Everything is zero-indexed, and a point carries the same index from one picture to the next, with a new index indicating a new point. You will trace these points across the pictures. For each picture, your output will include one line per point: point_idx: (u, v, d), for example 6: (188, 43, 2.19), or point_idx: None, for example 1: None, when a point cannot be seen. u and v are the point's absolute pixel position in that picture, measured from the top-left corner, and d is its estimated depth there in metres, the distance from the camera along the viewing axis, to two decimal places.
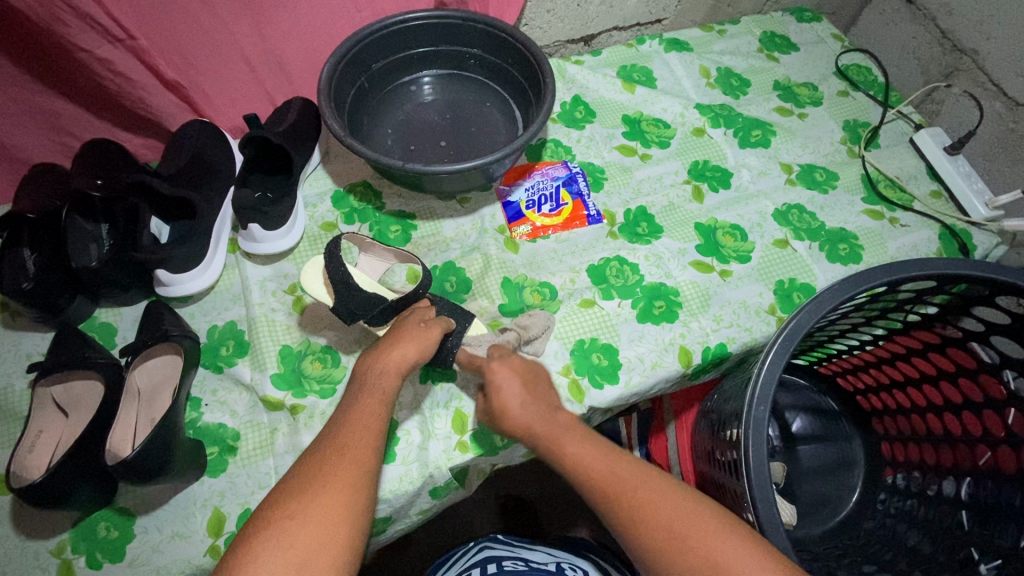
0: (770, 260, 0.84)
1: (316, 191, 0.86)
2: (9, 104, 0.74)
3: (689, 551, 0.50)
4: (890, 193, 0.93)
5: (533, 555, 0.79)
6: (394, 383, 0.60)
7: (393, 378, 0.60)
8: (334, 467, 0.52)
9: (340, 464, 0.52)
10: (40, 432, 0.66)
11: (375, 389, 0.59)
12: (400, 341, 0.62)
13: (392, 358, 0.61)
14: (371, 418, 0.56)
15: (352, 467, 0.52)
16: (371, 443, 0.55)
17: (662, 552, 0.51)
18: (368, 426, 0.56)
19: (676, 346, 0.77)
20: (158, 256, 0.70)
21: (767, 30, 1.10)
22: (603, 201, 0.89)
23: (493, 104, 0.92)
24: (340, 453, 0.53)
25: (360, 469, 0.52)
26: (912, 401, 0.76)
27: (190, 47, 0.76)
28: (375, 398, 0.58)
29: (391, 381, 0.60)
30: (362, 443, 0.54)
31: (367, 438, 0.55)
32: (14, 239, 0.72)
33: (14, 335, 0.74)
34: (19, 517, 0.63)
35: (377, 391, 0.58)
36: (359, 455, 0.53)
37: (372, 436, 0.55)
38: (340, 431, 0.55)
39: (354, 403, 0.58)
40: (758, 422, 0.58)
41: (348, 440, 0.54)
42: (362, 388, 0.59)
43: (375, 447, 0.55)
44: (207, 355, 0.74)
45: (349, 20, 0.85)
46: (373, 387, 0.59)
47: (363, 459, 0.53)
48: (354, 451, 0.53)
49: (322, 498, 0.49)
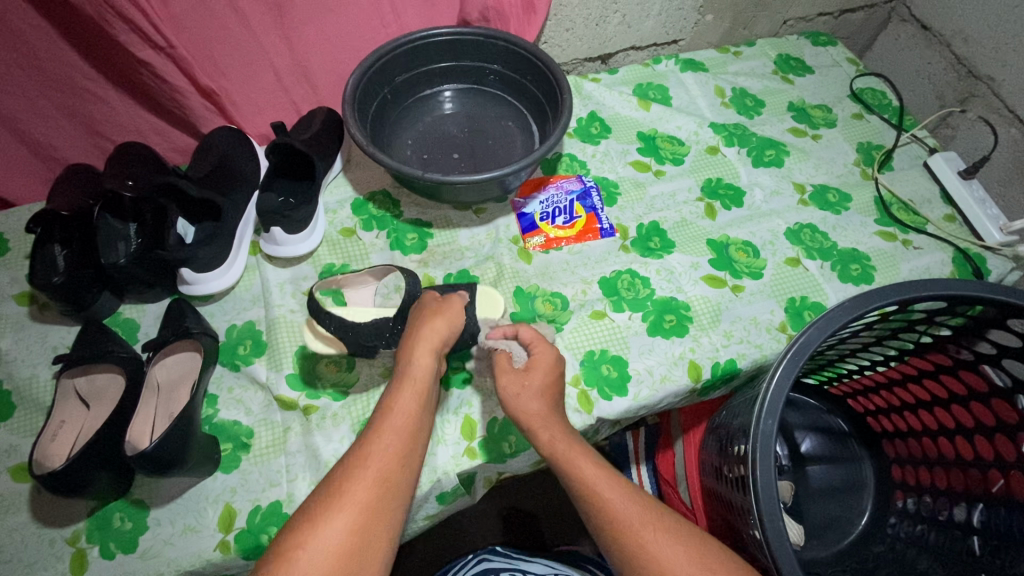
0: (782, 278, 0.85)
1: (337, 198, 0.88)
2: (49, 105, 0.78)
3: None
4: (904, 215, 0.93)
5: (531, 566, 0.78)
6: (430, 367, 0.62)
7: (427, 363, 0.61)
8: (356, 488, 0.52)
9: (365, 475, 0.53)
10: (62, 422, 0.68)
11: (412, 385, 0.60)
12: (431, 324, 0.63)
13: (428, 341, 0.62)
14: (401, 430, 0.57)
15: (377, 480, 0.53)
16: (400, 452, 0.55)
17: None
18: (401, 428, 0.57)
19: (686, 360, 0.77)
20: (184, 254, 0.72)
21: (782, 53, 1.12)
22: (617, 215, 0.90)
23: (511, 118, 0.95)
24: (367, 461, 0.54)
25: (387, 483, 0.53)
26: (923, 423, 0.76)
27: (222, 57, 0.79)
28: (411, 390, 0.59)
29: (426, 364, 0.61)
30: (390, 451, 0.55)
31: (395, 443, 0.55)
32: (47, 234, 0.75)
33: (42, 327, 0.77)
34: (37, 505, 0.65)
35: (414, 388, 0.60)
36: (387, 467, 0.54)
37: (401, 441, 0.56)
38: (364, 446, 0.55)
39: (387, 400, 0.59)
40: (765, 436, 0.59)
41: (377, 446, 0.55)
42: (397, 381, 0.60)
43: (404, 454, 0.55)
44: (225, 353, 0.76)
45: (375, 35, 0.88)
46: (408, 375, 0.60)
47: (391, 469, 0.54)
48: (377, 469, 0.53)
49: (343, 515, 0.50)
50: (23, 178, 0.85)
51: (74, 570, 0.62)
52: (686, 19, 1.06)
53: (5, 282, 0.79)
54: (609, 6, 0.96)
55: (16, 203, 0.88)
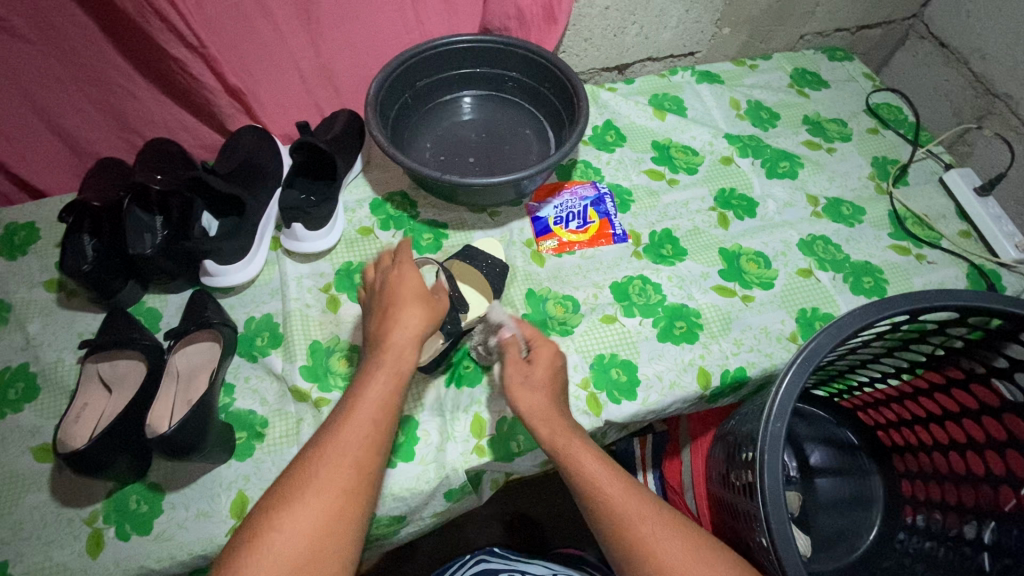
0: (793, 289, 0.85)
1: (356, 198, 0.90)
2: (85, 100, 0.81)
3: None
4: (917, 230, 0.93)
5: (531, 567, 0.78)
6: (411, 357, 0.60)
7: (408, 354, 0.60)
8: (329, 474, 0.52)
9: (337, 469, 0.52)
10: (85, 405, 0.70)
11: (390, 372, 0.58)
12: (410, 309, 0.61)
13: (407, 331, 0.60)
14: (377, 414, 0.56)
15: (348, 473, 0.52)
16: (376, 448, 0.54)
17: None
18: (376, 419, 0.56)
19: (695, 367, 0.78)
20: (209, 246, 0.75)
21: (798, 67, 1.13)
22: (630, 222, 0.91)
23: (528, 125, 0.96)
24: (339, 455, 0.53)
25: (357, 476, 0.52)
26: (934, 438, 0.75)
27: (251, 58, 0.82)
28: (388, 378, 0.58)
29: (407, 354, 0.60)
30: (364, 443, 0.54)
31: (371, 437, 0.55)
32: (77, 224, 0.77)
33: (68, 314, 0.79)
34: (57, 485, 0.67)
35: (392, 375, 0.58)
36: (360, 460, 0.53)
37: (377, 435, 0.55)
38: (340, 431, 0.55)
39: (363, 386, 0.58)
40: (773, 439, 0.59)
41: (351, 437, 0.54)
42: (375, 365, 0.59)
43: (379, 446, 0.55)
44: (243, 344, 0.78)
45: (398, 41, 0.90)
46: (388, 363, 0.59)
47: (364, 462, 0.53)
48: (353, 454, 0.53)
49: (308, 510, 0.50)
50: (57, 170, 0.89)
51: (90, 550, 0.64)
52: (703, 32, 1.07)
53: (35, 269, 0.82)
54: (628, 17, 0.98)
55: (49, 194, 0.91)
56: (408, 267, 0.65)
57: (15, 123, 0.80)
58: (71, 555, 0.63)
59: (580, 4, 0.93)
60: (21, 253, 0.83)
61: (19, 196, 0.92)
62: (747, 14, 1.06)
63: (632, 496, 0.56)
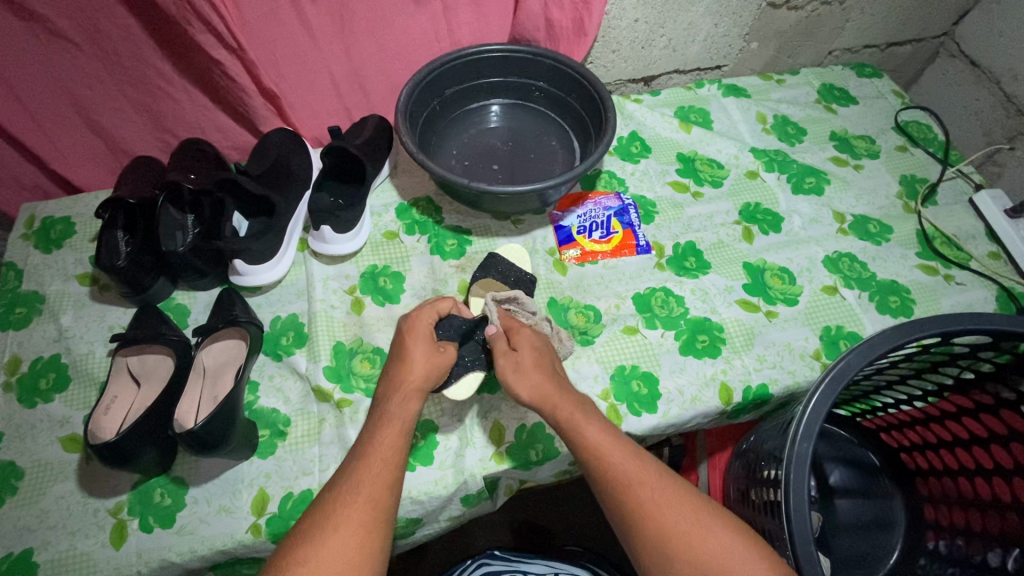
0: (818, 306, 0.84)
1: (382, 202, 0.92)
2: (124, 100, 0.83)
3: (702, 551, 0.53)
4: (946, 250, 0.92)
5: (532, 567, 0.81)
6: (415, 408, 0.64)
7: (411, 403, 0.64)
8: (347, 510, 0.54)
9: (353, 506, 0.55)
10: (115, 397, 0.72)
11: (394, 420, 0.62)
12: (414, 362, 0.67)
13: (410, 382, 0.65)
14: (389, 454, 0.59)
15: (364, 508, 0.55)
16: (386, 482, 0.57)
17: (681, 552, 0.53)
18: (386, 459, 0.59)
19: (717, 381, 0.77)
20: (238, 246, 0.76)
21: (826, 83, 1.12)
22: (653, 233, 0.91)
23: (554, 134, 0.97)
24: (354, 491, 0.56)
25: (372, 510, 0.55)
26: (959, 462, 0.74)
27: (286, 63, 0.84)
28: (393, 426, 0.62)
29: (410, 404, 0.64)
30: (376, 481, 0.57)
31: (383, 475, 0.58)
32: (112, 221, 0.79)
33: (100, 307, 0.81)
34: (85, 475, 0.68)
35: (397, 422, 0.62)
36: (373, 497, 0.56)
37: (388, 472, 0.58)
38: (357, 469, 0.58)
39: (374, 431, 0.61)
40: (799, 460, 0.58)
41: (365, 477, 0.57)
42: (380, 419, 0.62)
43: (391, 487, 0.57)
44: (269, 343, 0.79)
45: (429, 48, 0.92)
46: (393, 415, 0.63)
47: (377, 500, 0.56)
48: (369, 491, 0.56)
49: (331, 544, 0.52)
50: (93, 166, 0.91)
51: (114, 541, 0.65)
52: (731, 45, 1.07)
53: (69, 263, 0.84)
54: (656, 29, 0.99)
55: (84, 189, 0.93)
56: (419, 322, 0.70)
57: (57, 120, 0.82)
58: (95, 545, 0.65)
59: (609, 16, 0.93)
60: (57, 247, 0.86)
61: (56, 191, 0.94)
62: (776, 29, 1.06)
63: (637, 462, 0.59)
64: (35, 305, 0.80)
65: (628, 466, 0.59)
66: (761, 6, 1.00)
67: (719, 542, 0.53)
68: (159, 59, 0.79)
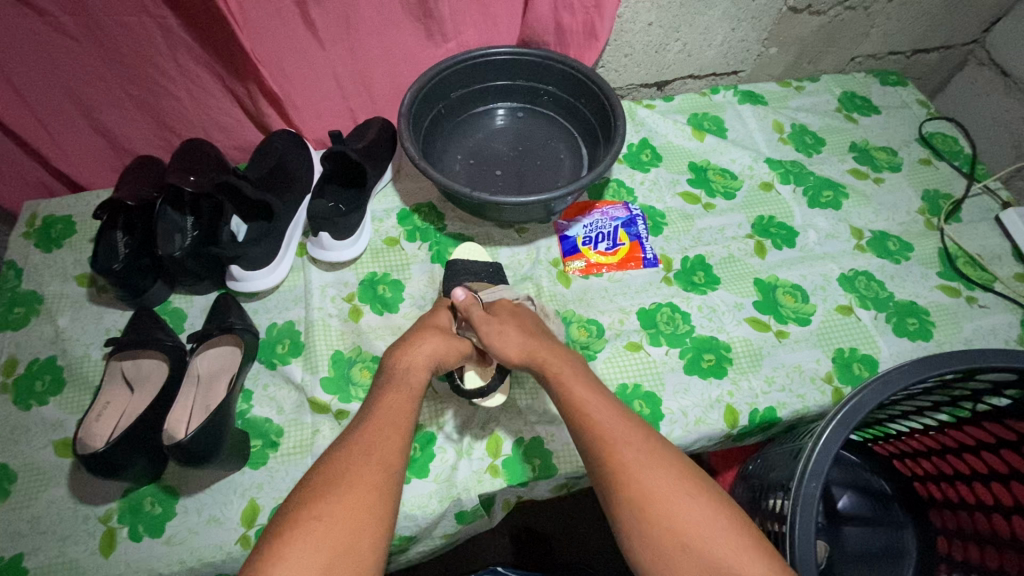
0: (831, 327, 0.81)
1: (384, 207, 0.90)
2: (125, 99, 0.82)
3: (646, 487, 0.51)
4: (969, 270, 0.88)
5: None
6: (422, 379, 0.63)
7: (420, 374, 0.63)
8: (359, 468, 0.52)
9: (365, 466, 0.52)
10: (107, 402, 0.71)
11: (402, 387, 0.61)
12: (427, 338, 0.66)
13: (421, 352, 0.64)
14: (399, 418, 0.57)
15: (377, 469, 0.52)
16: (397, 446, 0.55)
17: (623, 485, 0.52)
18: (396, 425, 0.57)
19: (723, 404, 0.74)
20: (235, 252, 0.75)
21: (848, 91, 1.08)
22: (661, 246, 0.89)
23: (561, 140, 0.95)
24: (366, 453, 0.53)
25: (384, 471, 0.53)
26: (976, 496, 0.70)
27: (289, 65, 0.82)
28: (402, 392, 0.60)
29: (420, 376, 0.63)
30: (387, 444, 0.55)
31: (394, 439, 0.55)
32: (112, 221, 0.79)
33: (98, 309, 0.81)
34: (75, 481, 0.68)
35: (404, 389, 0.60)
36: (385, 457, 0.54)
37: (398, 437, 0.56)
38: (366, 429, 0.56)
39: (379, 400, 0.60)
40: (806, 499, 0.56)
41: (375, 440, 0.55)
42: (389, 383, 0.61)
43: (401, 451, 0.55)
44: (264, 350, 0.78)
45: (435, 50, 0.89)
46: (401, 381, 0.61)
47: (389, 461, 0.54)
48: (381, 451, 0.54)
49: (345, 500, 0.50)
50: (96, 166, 0.91)
51: (103, 549, 0.64)
52: (749, 51, 1.03)
53: (69, 263, 0.84)
54: (671, 34, 0.95)
55: (88, 188, 0.93)
56: (441, 316, 0.71)
57: (58, 119, 0.81)
58: (84, 553, 0.64)
59: (623, 20, 0.90)
60: (57, 246, 0.85)
61: (60, 189, 0.94)
62: (797, 34, 1.02)
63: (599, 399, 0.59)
64: (34, 306, 0.80)
65: (591, 405, 0.58)
66: (781, 11, 0.96)
67: (666, 482, 0.52)
68: (161, 60, 0.77)
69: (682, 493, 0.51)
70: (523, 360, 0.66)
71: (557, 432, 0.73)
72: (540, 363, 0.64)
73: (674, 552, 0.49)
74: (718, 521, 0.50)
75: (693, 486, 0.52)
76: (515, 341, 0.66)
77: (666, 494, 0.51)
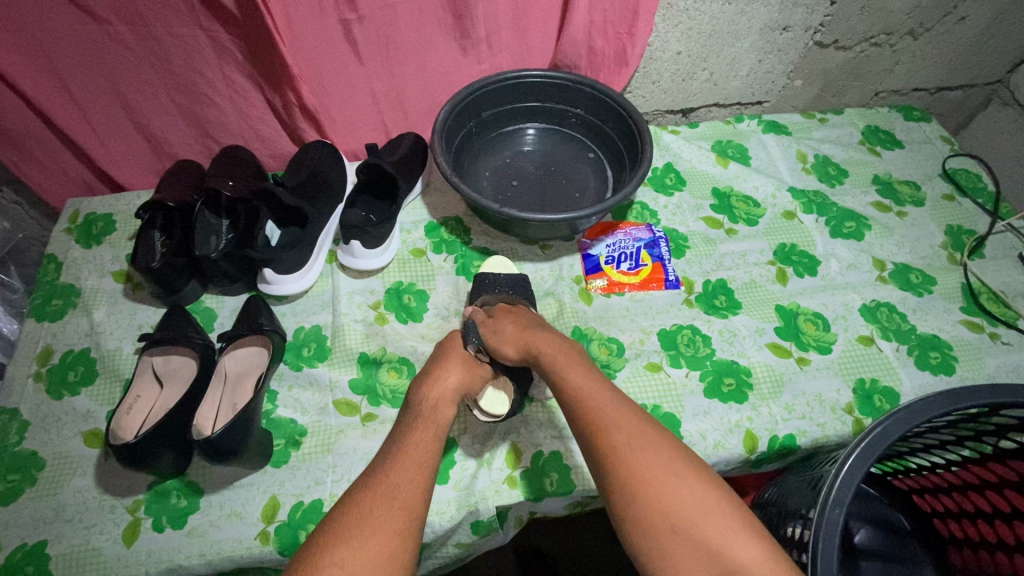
0: (852, 357, 0.81)
1: (412, 219, 0.93)
2: (172, 106, 0.86)
3: (660, 495, 0.52)
4: (993, 307, 0.87)
5: None
6: (448, 414, 0.64)
7: (447, 409, 0.64)
8: (383, 514, 0.52)
9: (389, 510, 0.52)
10: (138, 396, 0.73)
11: (429, 423, 0.62)
12: (450, 370, 0.68)
13: (446, 386, 0.66)
14: (424, 454, 0.58)
15: (400, 514, 0.52)
16: (420, 487, 0.55)
17: (634, 494, 0.53)
18: (421, 464, 0.57)
19: (742, 429, 0.74)
20: (270, 256, 0.77)
21: (871, 124, 1.09)
22: (683, 268, 0.90)
23: (588, 162, 0.97)
24: (390, 495, 0.53)
25: (407, 516, 0.52)
26: (997, 535, 0.68)
27: (330, 81, 0.85)
28: (429, 430, 0.61)
29: (446, 412, 0.64)
30: (412, 487, 0.55)
31: (417, 480, 0.55)
32: (151, 221, 0.81)
33: (133, 305, 0.83)
34: (102, 471, 0.69)
35: (432, 425, 0.61)
36: (408, 501, 0.53)
37: (421, 478, 0.56)
38: (391, 465, 0.56)
39: (406, 435, 0.60)
40: (829, 527, 0.55)
41: (400, 482, 0.55)
42: (418, 418, 0.62)
43: (424, 494, 0.55)
44: (291, 352, 0.79)
45: (469, 71, 0.92)
46: (429, 415, 0.62)
47: (412, 505, 0.53)
48: (405, 496, 0.54)
49: (368, 547, 0.49)
50: (139, 167, 0.94)
51: (127, 538, 0.65)
52: (774, 82, 1.06)
53: (107, 259, 0.87)
54: (698, 63, 0.98)
55: (128, 188, 0.96)
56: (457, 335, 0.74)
57: (108, 121, 0.85)
58: (108, 541, 0.65)
59: (653, 48, 0.93)
60: (96, 243, 0.88)
61: (102, 188, 0.97)
62: (822, 68, 1.04)
63: (597, 389, 0.61)
64: (71, 299, 0.83)
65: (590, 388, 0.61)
66: (808, 45, 0.98)
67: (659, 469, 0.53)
68: (209, 70, 0.81)
69: (695, 501, 0.51)
70: (519, 355, 0.70)
71: (577, 447, 0.73)
72: (536, 355, 0.68)
73: (665, 537, 0.50)
74: (716, 510, 0.51)
75: (687, 467, 0.54)
76: (514, 342, 0.70)
77: (662, 482, 0.52)
